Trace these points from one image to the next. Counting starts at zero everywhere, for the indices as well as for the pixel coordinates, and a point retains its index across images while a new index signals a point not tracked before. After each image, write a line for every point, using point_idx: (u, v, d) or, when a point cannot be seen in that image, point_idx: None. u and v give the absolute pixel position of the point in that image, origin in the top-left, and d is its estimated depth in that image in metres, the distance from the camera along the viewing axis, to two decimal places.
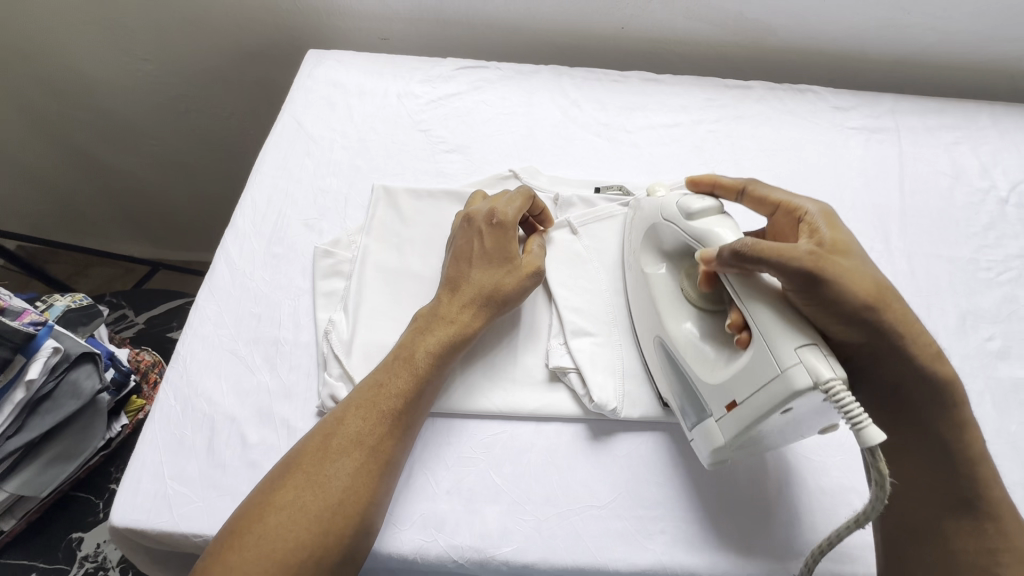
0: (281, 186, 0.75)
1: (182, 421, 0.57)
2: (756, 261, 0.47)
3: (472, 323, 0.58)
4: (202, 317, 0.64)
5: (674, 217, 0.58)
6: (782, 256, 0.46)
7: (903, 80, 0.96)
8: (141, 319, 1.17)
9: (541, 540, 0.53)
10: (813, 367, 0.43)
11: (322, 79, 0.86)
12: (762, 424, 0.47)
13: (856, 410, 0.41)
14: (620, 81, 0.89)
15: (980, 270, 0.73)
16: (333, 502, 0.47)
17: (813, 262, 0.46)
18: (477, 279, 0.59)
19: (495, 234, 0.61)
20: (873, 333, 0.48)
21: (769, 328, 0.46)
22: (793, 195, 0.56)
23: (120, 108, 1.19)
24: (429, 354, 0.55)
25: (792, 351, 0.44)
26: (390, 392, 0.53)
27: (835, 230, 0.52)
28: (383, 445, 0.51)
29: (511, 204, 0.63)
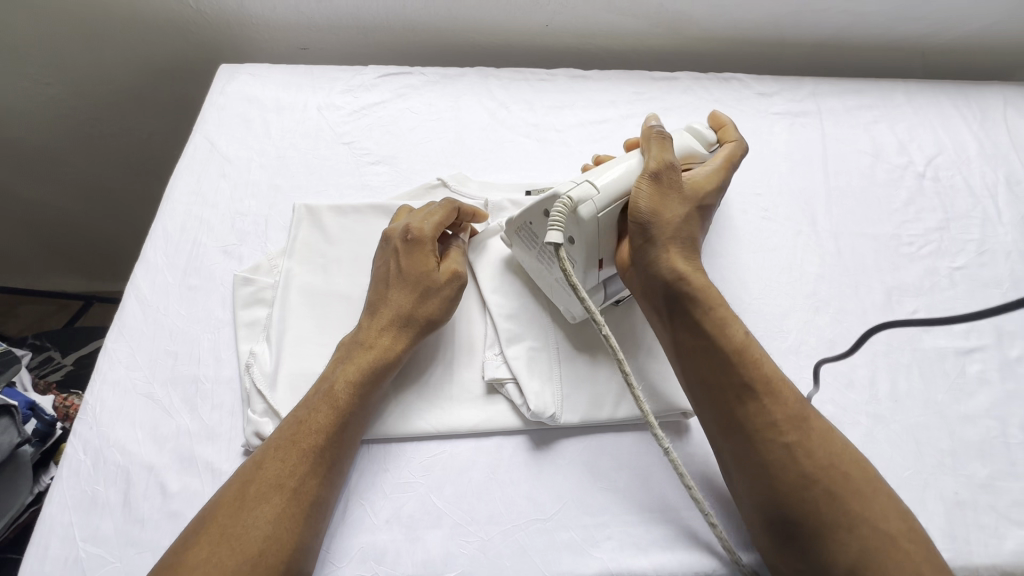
0: (195, 212, 0.71)
1: (93, 476, 0.53)
2: (649, 141, 0.60)
3: (390, 346, 0.56)
4: (112, 360, 0.59)
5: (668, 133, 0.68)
6: (657, 148, 0.59)
7: (824, 63, 0.99)
8: (69, 361, 1.10)
9: (486, 562, 0.52)
10: (574, 191, 0.55)
11: (236, 95, 0.82)
12: (530, 218, 0.58)
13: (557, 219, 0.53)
14: (548, 80, 0.88)
15: (902, 245, 0.75)
16: (252, 554, 0.44)
17: (667, 171, 0.58)
18: (391, 293, 0.58)
19: (408, 249, 0.60)
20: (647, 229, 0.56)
21: (602, 169, 0.58)
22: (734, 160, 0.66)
23: (27, 135, 1.10)
24: (349, 385, 0.53)
25: (581, 180, 0.57)
26: (310, 428, 0.51)
27: (712, 180, 0.63)
28: (307, 485, 0.48)
29: (429, 216, 0.62)
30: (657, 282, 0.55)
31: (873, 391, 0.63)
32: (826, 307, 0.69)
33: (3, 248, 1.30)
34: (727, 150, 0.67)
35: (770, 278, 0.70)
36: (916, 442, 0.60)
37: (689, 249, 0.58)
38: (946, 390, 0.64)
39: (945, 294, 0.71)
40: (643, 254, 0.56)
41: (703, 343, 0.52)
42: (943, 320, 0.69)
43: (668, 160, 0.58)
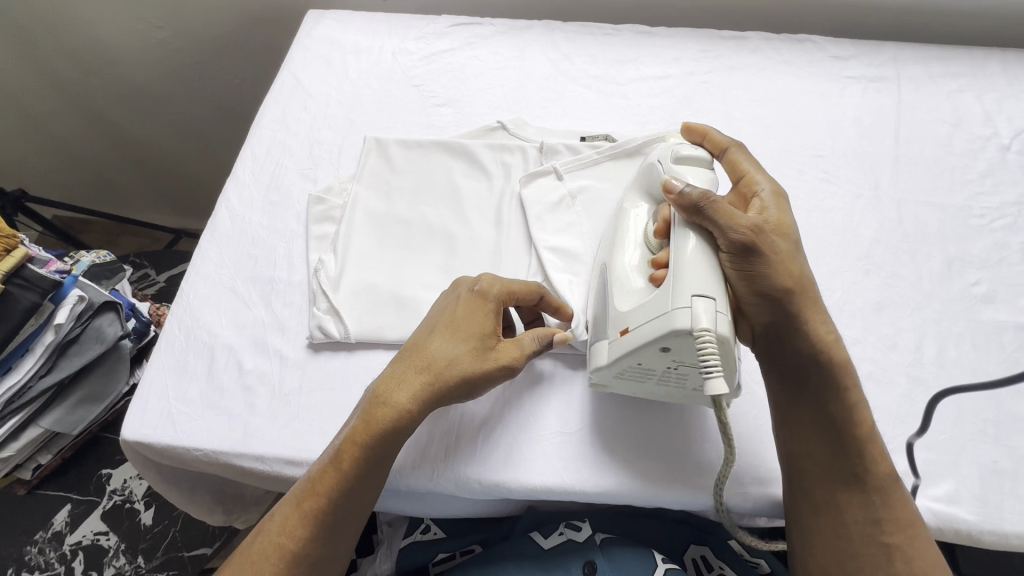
0: (279, 138, 0.79)
1: (185, 349, 0.62)
2: (705, 212, 0.50)
3: (405, 411, 0.50)
4: (205, 258, 0.68)
5: (663, 157, 0.58)
6: (727, 212, 0.50)
7: (911, 29, 0.93)
8: (162, 278, 1.24)
9: (510, 462, 0.57)
10: (699, 316, 0.45)
11: (321, 38, 0.89)
12: (641, 357, 0.50)
13: (711, 361, 0.44)
14: (613, 34, 0.89)
15: (973, 217, 0.71)
16: (311, 550, 0.48)
17: (749, 234, 0.50)
18: (420, 359, 0.52)
19: (479, 310, 0.54)
20: (780, 313, 0.52)
21: (689, 267, 0.48)
22: (761, 170, 0.58)
23: (137, 75, 1.25)
24: (393, 418, 0.50)
25: (689, 297, 0.46)
26: (354, 451, 0.49)
27: (783, 212, 0.55)
28: (355, 499, 0.50)
29: (499, 279, 0.56)
30: (764, 319, 0.53)
31: (918, 354, 0.62)
32: (878, 271, 0.67)
33: (112, 180, 1.49)
34: (744, 162, 0.59)
35: (821, 238, 0.69)
36: (957, 408, 0.59)
37: (795, 257, 0.53)
38: (999, 363, 0.61)
39: (1014, 269, 0.67)
40: (760, 303, 0.52)
41: (795, 359, 0.53)
42: (1007, 294, 0.66)
43: (753, 228, 0.50)
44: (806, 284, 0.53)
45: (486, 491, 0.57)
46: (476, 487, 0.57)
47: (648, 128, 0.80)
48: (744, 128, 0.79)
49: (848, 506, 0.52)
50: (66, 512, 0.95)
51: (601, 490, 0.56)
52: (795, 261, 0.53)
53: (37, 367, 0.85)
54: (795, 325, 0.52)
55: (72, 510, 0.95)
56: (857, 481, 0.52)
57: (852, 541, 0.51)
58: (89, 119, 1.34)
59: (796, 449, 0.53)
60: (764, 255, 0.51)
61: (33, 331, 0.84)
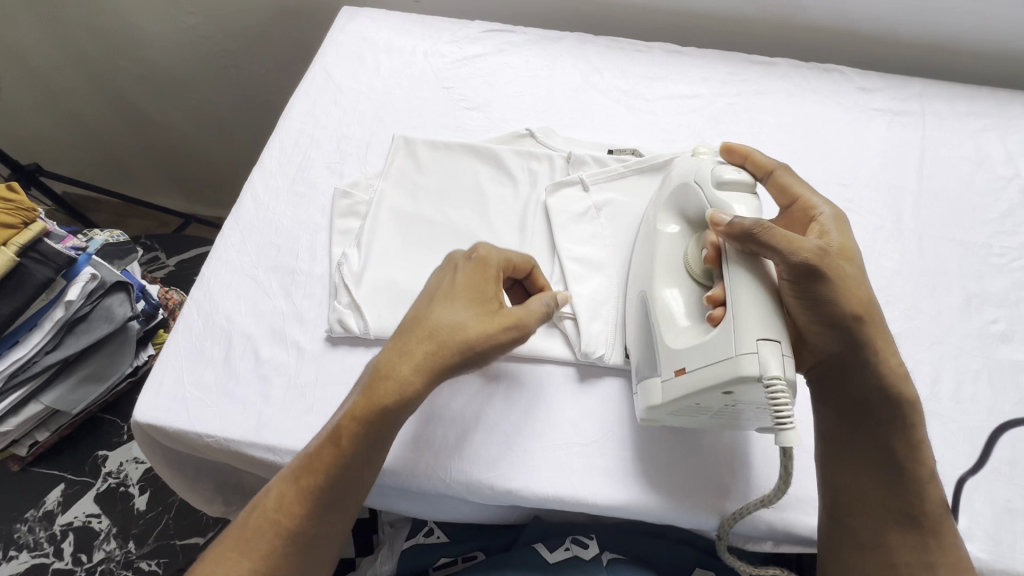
0: (308, 130, 0.79)
1: (203, 333, 0.62)
2: (758, 239, 0.49)
3: (411, 383, 0.49)
4: (227, 243, 0.68)
5: (704, 182, 0.57)
6: (789, 237, 0.49)
7: (936, 66, 0.95)
8: (171, 262, 1.24)
9: (525, 470, 0.57)
10: (768, 362, 0.45)
11: (354, 34, 0.89)
12: (700, 398, 0.49)
13: (786, 413, 0.44)
14: (644, 51, 0.89)
15: (992, 254, 0.72)
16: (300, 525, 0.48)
17: (812, 258, 0.49)
18: (416, 344, 0.50)
19: (477, 277, 0.53)
20: (850, 340, 0.51)
21: (745, 309, 0.47)
22: (815, 193, 0.57)
23: (165, 60, 1.25)
24: (398, 391, 0.49)
25: (755, 342, 0.46)
26: (354, 424, 0.48)
27: (843, 236, 0.54)
28: (350, 475, 0.49)
29: (494, 248, 0.56)
30: (833, 346, 0.52)
31: (934, 389, 0.62)
32: (897, 303, 0.67)
33: (127, 160, 1.50)
34: (795, 186, 0.58)
35: None
36: (972, 445, 0.59)
37: (862, 282, 0.52)
38: (1015, 402, 0.62)
39: None
40: (827, 329, 0.51)
41: (861, 392, 0.53)
42: None
43: (816, 251, 0.49)
44: (873, 311, 0.52)
45: (496, 496, 0.57)
46: (487, 492, 0.56)
47: (674, 145, 0.80)
48: (770, 152, 0.79)
49: (892, 543, 0.52)
50: (59, 491, 0.94)
51: (615, 505, 0.56)
52: (860, 286, 0.52)
53: (43, 342, 0.85)
54: (861, 355, 0.52)
55: (65, 490, 0.94)
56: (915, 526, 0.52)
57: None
58: (111, 99, 1.35)
59: (840, 477, 0.54)
60: (830, 280, 0.50)
61: (44, 306, 0.84)
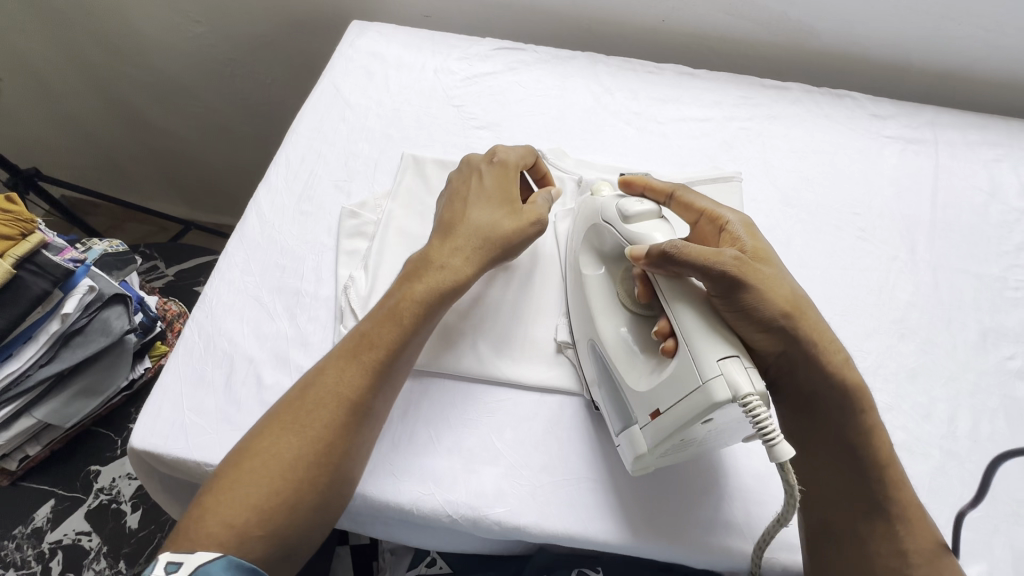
0: (315, 147, 0.77)
1: (204, 357, 0.60)
2: (678, 261, 0.49)
3: (461, 270, 0.57)
4: (230, 263, 0.67)
5: (613, 219, 0.57)
6: (702, 251, 0.49)
7: (946, 93, 0.94)
8: (171, 272, 1.22)
9: (535, 505, 0.55)
10: (735, 381, 0.44)
11: (363, 49, 0.88)
12: (682, 434, 0.48)
13: (770, 426, 0.42)
14: (656, 73, 0.89)
15: (1007, 288, 0.71)
16: (305, 450, 0.47)
17: (730, 268, 0.49)
18: (443, 255, 0.57)
19: (497, 174, 0.62)
20: (789, 338, 0.51)
21: (697, 334, 0.47)
22: (716, 203, 0.58)
23: (171, 68, 1.24)
24: (414, 306, 0.55)
25: (716, 365, 0.45)
26: (375, 346, 0.53)
27: (756, 239, 0.55)
28: (361, 397, 0.50)
29: (508, 151, 0.65)
30: (776, 346, 0.52)
31: (951, 427, 0.61)
32: (913, 336, 0.66)
33: (128, 166, 1.49)
34: (702, 202, 0.59)
35: (856, 298, 0.69)
36: (990, 486, 0.58)
37: (782, 278, 0.53)
38: None
39: None
40: (768, 334, 0.51)
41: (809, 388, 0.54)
42: None
43: (732, 258, 0.50)
44: (801, 305, 0.52)
45: (506, 532, 0.55)
46: (496, 528, 0.54)
47: (687, 170, 0.79)
48: (783, 178, 0.79)
49: (875, 547, 0.51)
50: (49, 507, 0.91)
51: (626, 543, 0.54)
52: (784, 285, 0.52)
53: (37, 356, 0.83)
54: (805, 351, 0.52)
55: (55, 506, 0.91)
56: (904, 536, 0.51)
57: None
58: (115, 106, 1.34)
59: (813, 473, 0.55)
60: (754, 285, 0.50)
61: (40, 319, 0.82)
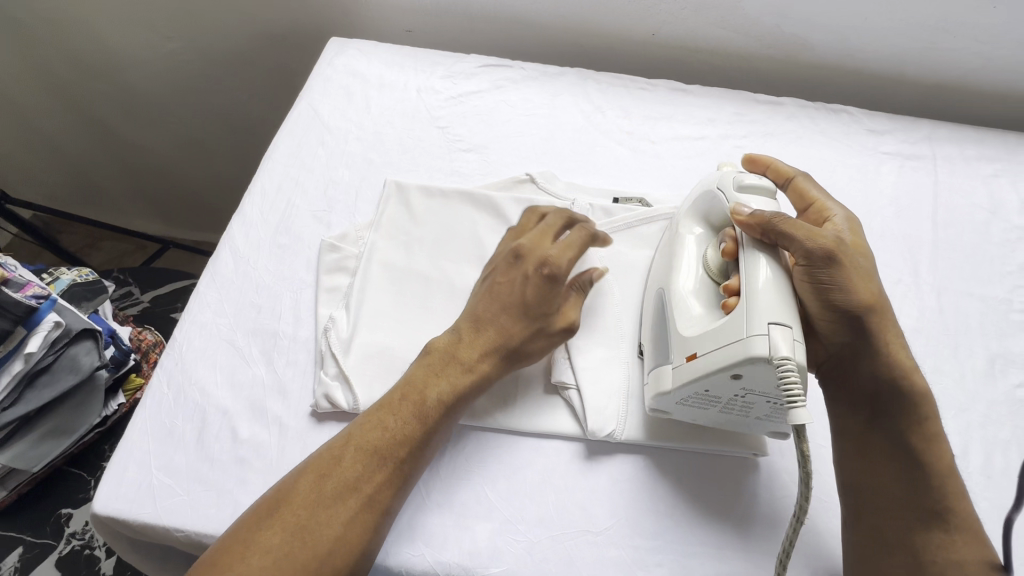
0: (292, 174, 0.73)
1: (173, 409, 0.56)
2: (778, 229, 0.50)
3: (487, 377, 0.54)
4: (202, 303, 0.62)
5: (726, 186, 0.57)
6: (806, 227, 0.51)
7: (942, 105, 0.93)
8: (146, 298, 1.17)
9: (532, 564, 0.51)
10: (778, 343, 0.45)
11: (342, 68, 0.84)
12: (708, 384, 0.49)
13: (795, 392, 0.44)
14: (647, 89, 0.86)
15: (1013, 311, 0.69)
16: (322, 551, 0.44)
17: (827, 247, 0.51)
18: (474, 357, 0.54)
19: (540, 285, 0.55)
20: (857, 333, 0.53)
21: (760, 297, 0.48)
22: (830, 198, 0.59)
23: (143, 86, 1.19)
24: (440, 401, 0.51)
25: (765, 325, 0.46)
26: (394, 437, 0.49)
27: (855, 236, 0.56)
28: (381, 493, 0.47)
29: (560, 250, 0.56)
30: (841, 339, 0.54)
31: (964, 462, 0.58)
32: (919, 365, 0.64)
33: (99, 184, 1.42)
34: (807, 187, 0.61)
35: None
36: None
37: (869, 272, 0.54)
38: None
39: None
40: (837, 323, 0.53)
41: (870, 384, 0.53)
42: None
43: (833, 240, 0.52)
44: (881, 305, 0.53)
45: None
46: None
47: (682, 191, 0.76)
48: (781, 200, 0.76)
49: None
50: (16, 556, 0.85)
51: None
52: (872, 281, 0.54)
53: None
54: (869, 346, 0.53)
55: (24, 554, 0.85)
56: (934, 517, 0.49)
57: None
58: (86, 125, 1.28)
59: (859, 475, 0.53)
60: (840, 270, 0.51)
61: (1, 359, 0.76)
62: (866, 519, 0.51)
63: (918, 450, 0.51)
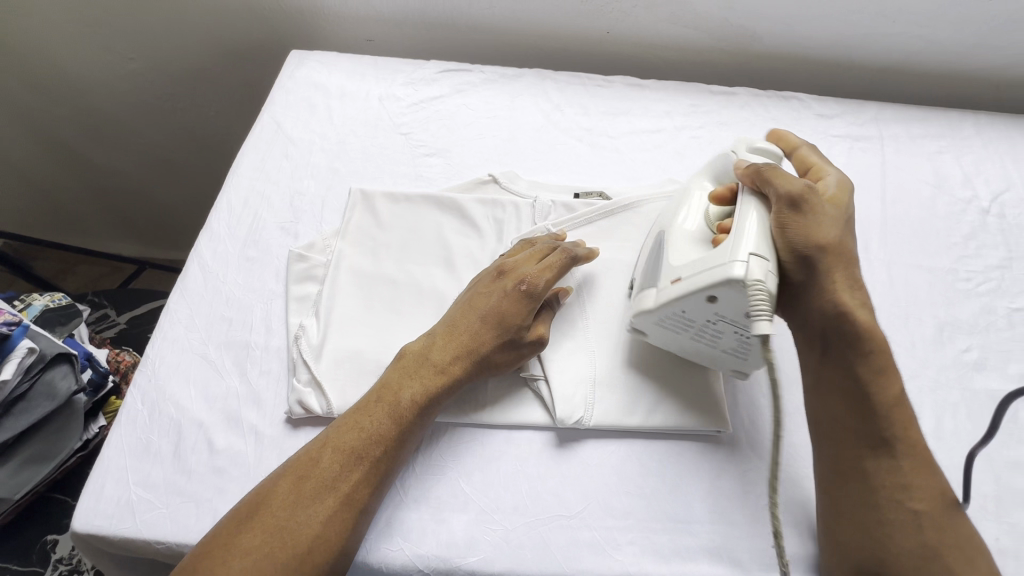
0: (258, 187, 0.74)
1: (149, 425, 0.57)
2: (764, 176, 0.55)
3: (457, 383, 0.55)
4: (173, 319, 0.63)
5: (739, 149, 0.62)
6: (788, 177, 0.55)
7: (888, 88, 0.96)
8: (123, 319, 1.16)
9: (509, 550, 0.53)
10: (753, 269, 0.49)
11: (303, 81, 0.85)
12: (685, 305, 0.53)
13: (764, 309, 0.48)
14: (604, 86, 0.88)
15: (959, 280, 0.72)
16: (302, 549, 0.45)
17: (800, 192, 0.55)
18: (446, 358, 0.55)
19: (517, 299, 0.57)
20: (814, 273, 0.54)
21: (747, 230, 0.52)
22: (826, 162, 0.64)
23: (108, 108, 1.19)
24: (414, 402, 0.53)
25: (745, 254, 0.50)
26: (370, 437, 0.50)
27: (840, 194, 0.60)
28: (360, 493, 0.49)
29: (536, 269, 0.58)
30: (798, 278, 0.55)
31: None
32: None
33: (72, 209, 1.39)
34: (808, 157, 0.65)
35: None
36: (957, 483, 0.58)
37: (841, 223, 0.58)
38: (995, 434, 0.61)
39: (1001, 335, 0.68)
40: (797, 262, 0.54)
41: (819, 325, 0.55)
42: (997, 361, 0.66)
43: (810, 188, 0.55)
44: (842, 252, 0.56)
45: None
46: None
47: (641, 183, 0.79)
48: None
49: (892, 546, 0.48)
50: None
51: None
52: (839, 232, 0.57)
53: None
54: (822, 286, 0.54)
55: None
56: (884, 444, 0.51)
57: (881, 506, 0.49)
58: (53, 151, 1.27)
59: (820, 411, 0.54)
60: (811, 214, 0.55)
61: None
62: (825, 448, 0.53)
63: (871, 387, 0.52)
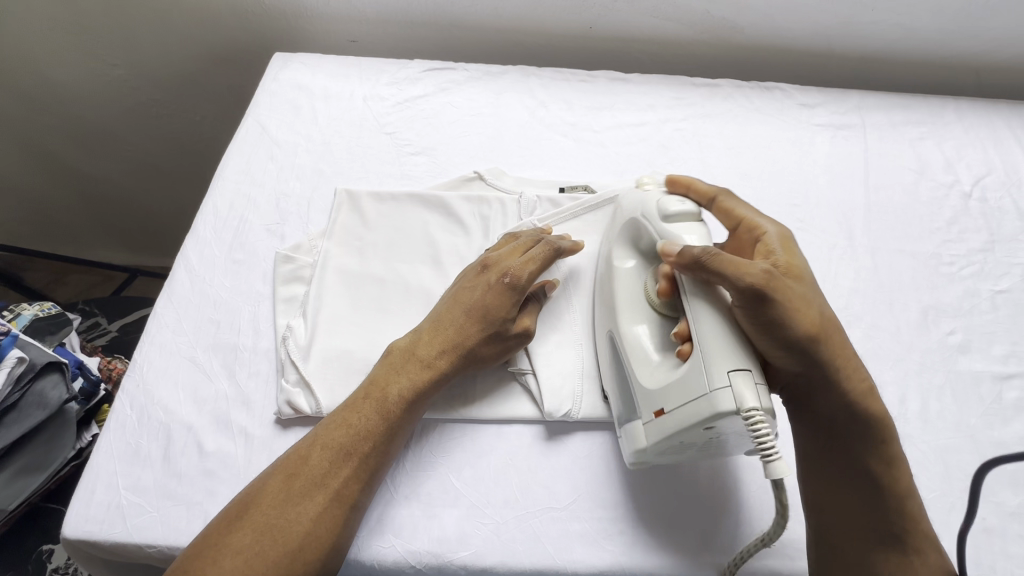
0: (243, 190, 0.74)
1: (138, 430, 0.57)
2: (708, 268, 0.48)
3: (444, 377, 0.55)
4: (160, 324, 0.63)
5: (651, 216, 0.56)
6: (738, 263, 0.48)
7: (870, 76, 0.97)
8: (114, 327, 1.16)
9: (500, 544, 0.53)
10: (743, 394, 0.44)
11: (287, 83, 0.85)
12: (680, 438, 0.48)
13: (768, 442, 0.42)
14: (588, 81, 0.89)
15: (943, 264, 0.73)
16: (293, 546, 0.45)
17: (761, 281, 0.47)
18: (432, 354, 0.55)
19: (501, 292, 0.57)
20: (809, 361, 0.50)
21: (713, 344, 0.46)
22: (757, 214, 0.56)
23: (93, 115, 1.18)
24: (402, 399, 0.53)
25: (726, 375, 0.44)
26: (358, 433, 0.51)
27: (791, 256, 0.53)
28: (350, 489, 0.49)
29: (520, 262, 0.58)
30: (793, 368, 0.51)
31: (903, 409, 0.62)
32: (858, 322, 0.68)
33: (61, 219, 1.39)
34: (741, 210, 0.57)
35: None
36: (944, 464, 0.59)
37: (809, 297, 0.50)
38: (979, 415, 0.62)
39: (985, 317, 0.69)
40: (786, 354, 0.49)
41: (829, 412, 0.52)
42: (981, 343, 0.67)
43: (768, 270, 0.48)
44: (826, 330, 0.50)
45: None
46: (464, 572, 0.53)
47: (627, 176, 0.79)
48: (721, 176, 0.79)
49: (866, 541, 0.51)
50: None
51: (596, 570, 0.53)
52: (812, 306, 0.50)
53: None
54: (821, 376, 0.51)
55: None
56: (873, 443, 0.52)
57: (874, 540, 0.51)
58: (39, 161, 1.26)
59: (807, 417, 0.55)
60: (778, 302, 0.47)
61: None
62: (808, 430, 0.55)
63: (872, 467, 0.51)
